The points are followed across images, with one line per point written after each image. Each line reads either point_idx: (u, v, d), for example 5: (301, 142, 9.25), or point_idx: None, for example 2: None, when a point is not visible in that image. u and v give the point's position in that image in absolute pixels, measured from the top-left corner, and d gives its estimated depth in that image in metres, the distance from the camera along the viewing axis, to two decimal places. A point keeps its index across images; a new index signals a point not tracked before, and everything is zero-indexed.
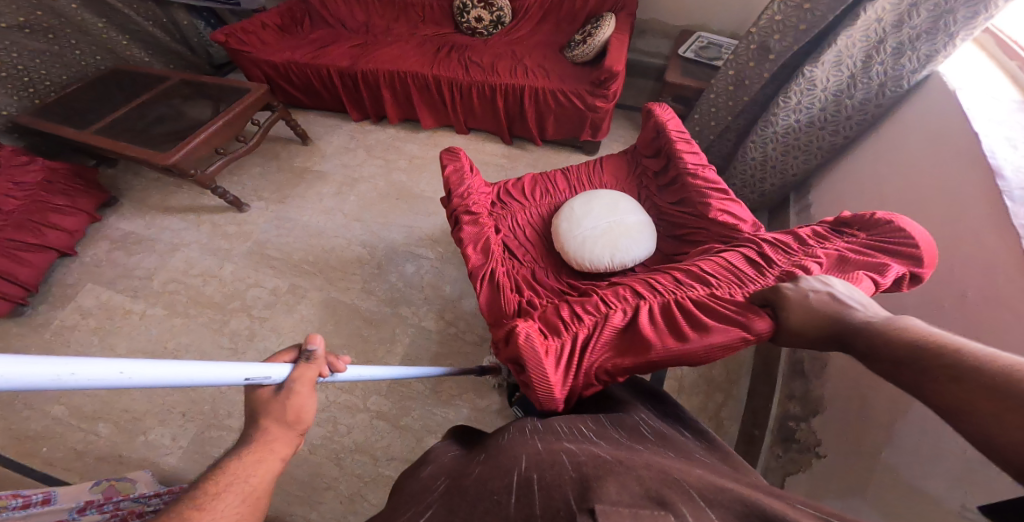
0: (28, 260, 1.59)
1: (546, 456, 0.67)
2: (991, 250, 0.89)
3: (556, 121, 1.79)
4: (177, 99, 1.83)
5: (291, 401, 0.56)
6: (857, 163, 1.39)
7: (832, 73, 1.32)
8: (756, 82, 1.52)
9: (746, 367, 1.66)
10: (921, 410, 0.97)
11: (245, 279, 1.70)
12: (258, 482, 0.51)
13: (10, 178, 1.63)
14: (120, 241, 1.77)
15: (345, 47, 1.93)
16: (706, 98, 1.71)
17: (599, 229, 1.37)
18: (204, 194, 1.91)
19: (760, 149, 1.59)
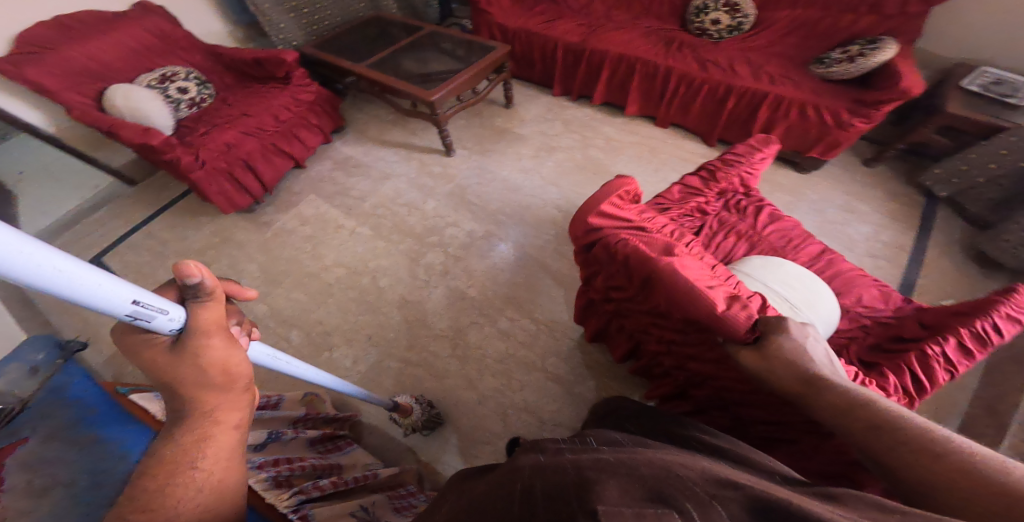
0: (275, 164, 1.85)
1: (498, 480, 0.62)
2: None
3: (785, 132, 1.69)
4: (420, 51, 2.07)
5: (213, 373, 0.49)
6: None
7: None
8: None
9: None
10: None
11: (445, 217, 1.77)
12: (202, 469, 0.48)
13: (292, 94, 1.90)
14: (341, 163, 2.02)
15: (571, 24, 1.98)
16: (999, 138, 1.41)
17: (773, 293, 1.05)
18: (414, 136, 2.10)
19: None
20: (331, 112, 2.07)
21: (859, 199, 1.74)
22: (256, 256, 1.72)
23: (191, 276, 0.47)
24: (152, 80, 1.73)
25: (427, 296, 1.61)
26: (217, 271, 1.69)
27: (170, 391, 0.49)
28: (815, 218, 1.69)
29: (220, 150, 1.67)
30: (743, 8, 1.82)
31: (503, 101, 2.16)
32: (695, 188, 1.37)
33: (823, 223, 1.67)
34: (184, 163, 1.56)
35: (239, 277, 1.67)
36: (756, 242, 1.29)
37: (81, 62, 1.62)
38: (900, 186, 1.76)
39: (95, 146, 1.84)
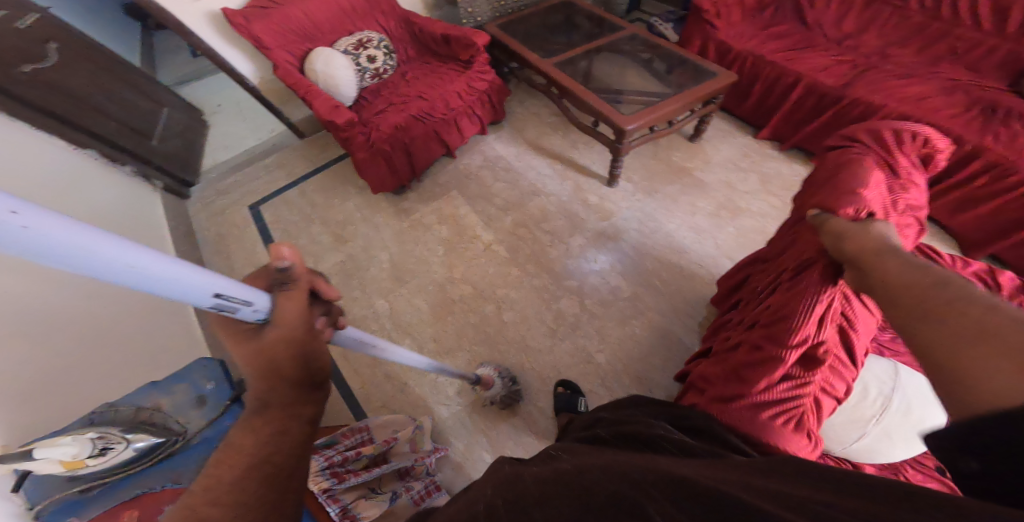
0: (430, 152, 1.77)
1: (508, 483, 0.57)
2: None
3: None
4: (618, 53, 1.84)
5: (278, 355, 0.42)
6: None
7: None
8: None
9: None
10: None
11: (590, 259, 1.56)
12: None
13: (469, 81, 1.78)
14: (491, 162, 1.89)
15: (828, 58, 1.71)
16: None
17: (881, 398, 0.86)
18: (575, 151, 1.89)
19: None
20: (495, 101, 1.92)
21: None
22: (388, 245, 1.67)
23: (281, 258, 0.42)
24: (349, 45, 1.77)
25: (553, 346, 1.41)
26: (353, 249, 1.67)
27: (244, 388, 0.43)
28: None
29: (388, 133, 1.61)
30: None
31: (689, 131, 1.87)
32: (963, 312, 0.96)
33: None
34: (354, 143, 1.59)
35: (372, 262, 1.63)
36: None
37: (299, 20, 1.71)
38: None
39: (285, 101, 2.01)
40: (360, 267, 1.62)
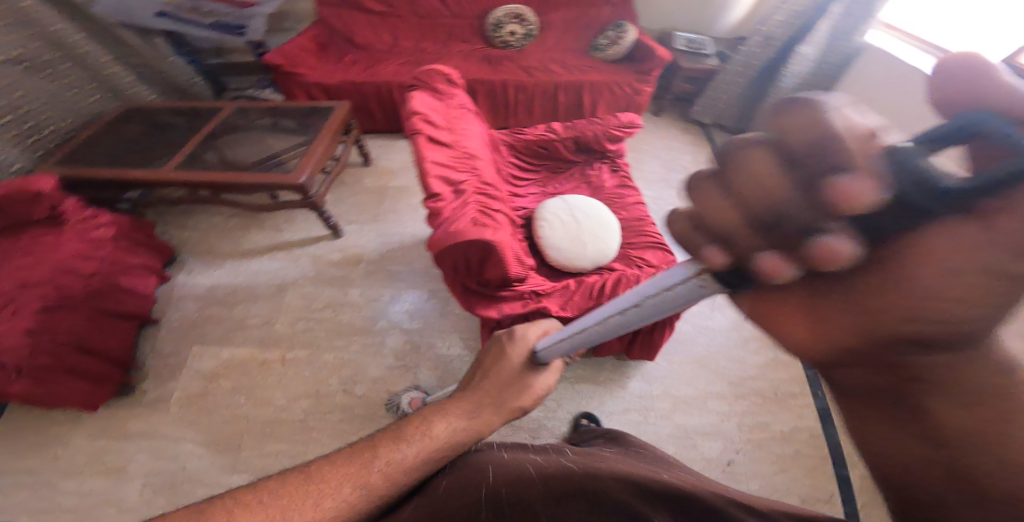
0: (116, 332, 1.43)
1: (523, 469, 0.56)
2: None
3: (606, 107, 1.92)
4: (243, 133, 1.81)
5: (512, 385, 0.69)
6: None
7: (816, 48, 1.74)
8: (759, 60, 1.87)
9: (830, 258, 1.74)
10: None
11: (377, 298, 1.71)
12: (391, 459, 0.56)
13: (84, 234, 1.41)
14: (210, 298, 1.69)
15: (395, 64, 2.03)
16: (718, 80, 2.01)
17: (568, 212, 1.19)
18: (281, 232, 1.91)
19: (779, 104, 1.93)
20: (154, 242, 1.69)
21: (674, 138, 2.21)
22: (183, 436, 1.38)
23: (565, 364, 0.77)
24: None
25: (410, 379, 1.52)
26: (147, 472, 1.32)
27: (477, 398, 0.66)
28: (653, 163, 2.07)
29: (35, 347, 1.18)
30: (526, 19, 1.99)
31: (360, 159, 2.14)
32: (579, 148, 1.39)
33: (652, 168, 2.05)
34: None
35: (181, 464, 1.33)
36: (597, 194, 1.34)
37: None
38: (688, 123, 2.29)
39: None
40: (173, 487, 1.29)
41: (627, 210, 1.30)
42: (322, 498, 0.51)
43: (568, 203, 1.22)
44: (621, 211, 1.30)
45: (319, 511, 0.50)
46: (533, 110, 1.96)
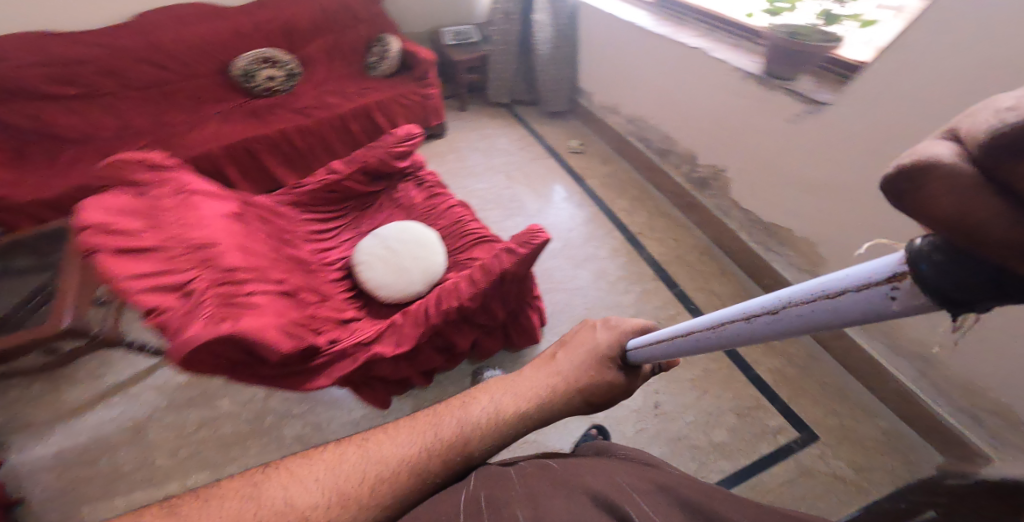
0: None
1: (509, 476, 0.51)
2: (697, 66, 1.52)
3: (408, 119, 1.88)
4: None
5: (588, 375, 0.64)
6: (592, 64, 1.98)
7: (547, 15, 1.88)
8: (513, 35, 1.98)
9: (644, 183, 1.94)
10: (735, 133, 1.48)
11: (249, 393, 1.32)
12: (455, 432, 0.51)
13: None
14: (61, 462, 1.16)
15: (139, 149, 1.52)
16: (492, 62, 2.08)
17: (381, 247, 1.23)
18: (71, 386, 1.32)
19: (546, 73, 2.03)
20: None
21: (486, 126, 2.19)
22: None
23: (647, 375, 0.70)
24: None
25: None
26: None
27: (540, 382, 0.61)
28: (475, 155, 2.03)
29: None
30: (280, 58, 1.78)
31: None
32: (371, 175, 1.35)
33: (479, 162, 2.01)
34: None
35: None
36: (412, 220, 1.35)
37: None
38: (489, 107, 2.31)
39: None
40: None
41: (444, 217, 1.34)
42: (398, 445, 0.48)
43: (379, 237, 1.26)
44: (439, 220, 1.34)
45: (366, 484, 0.45)
46: (333, 147, 1.78)
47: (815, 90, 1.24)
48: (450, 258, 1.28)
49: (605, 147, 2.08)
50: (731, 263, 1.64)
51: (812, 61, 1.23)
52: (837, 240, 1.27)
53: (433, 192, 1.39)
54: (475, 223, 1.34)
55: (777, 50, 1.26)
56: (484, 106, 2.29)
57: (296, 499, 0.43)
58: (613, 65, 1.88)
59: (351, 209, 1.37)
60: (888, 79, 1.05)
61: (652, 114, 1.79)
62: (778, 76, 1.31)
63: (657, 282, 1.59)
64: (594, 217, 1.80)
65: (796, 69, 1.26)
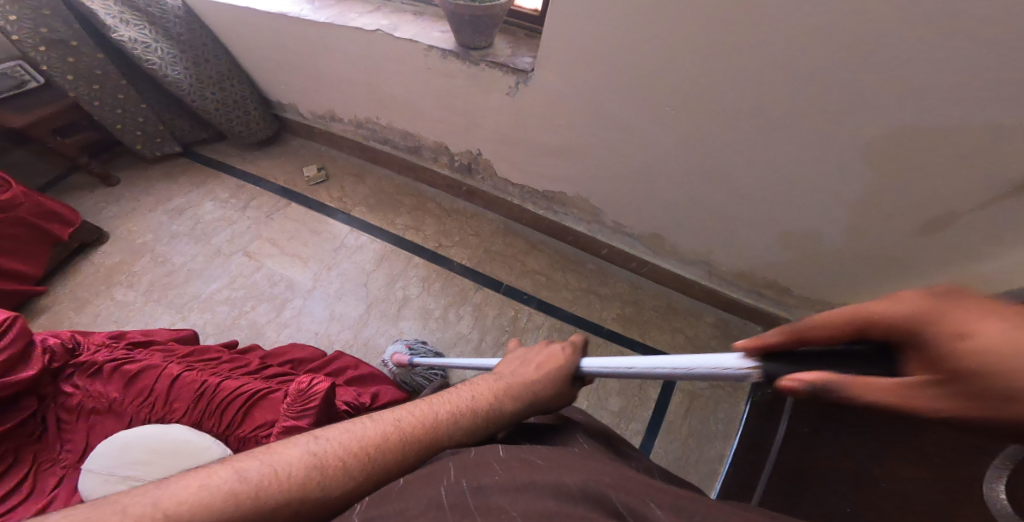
0: None
1: (496, 464, 0.45)
2: (394, 46, 1.28)
3: (4, 255, 1.10)
4: None
5: (558, 374, 0.64)
6: (262, 69, 1.53)
7: (136, 26, 1.29)
8: (106, 68, 1.34)
9: (405, 180, 1.68)
10: (476, 113, 1.36)
11: None
12: (432, 416, 0.52)
13: None
14: None
15: None
16: (99, 110, 1.38)
17: (121, 482, 0.70)
18: None
19: (204, 103, 1.49)
20: None
21: (165, 198, 1.48)
22: None
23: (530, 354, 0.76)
24: None
25: None
26: None
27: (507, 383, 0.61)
28: (180, 243, 1.38)
29: None
30: None
31: None
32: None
33: (193, 253, 1.37)
34: None
35: None
36: (127, 416, 0.80)
37: None
38: (151, 167, 1.58)
39: None
40: None
41: (181, 396, 0.84)
42: (318, 445, 0.45)
43: (101, 471, 0.70)
44: (175, 405, 0.83)
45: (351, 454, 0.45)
46: None
47: (514, 55, 1.22)
48: (233, 440, 0.83)
49: (351, 160, 1.71)
50: (533, 233, 1.63)
51: (495, 24, 1.15)
52: (607, 187, 1.36)
53: (134, 357, 0.87)
54: (233, 378, 0.90)
55: (458, 20, 1.13)
56: (138, 169, 1.56)
57: (273, 479, 0.41)
58: (287, 69, 1.50)
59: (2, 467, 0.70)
60: (581, 43, 1.04)
61: (378, 114, 1.53)
62: (475, 47, 1.21)
63: (481, 290, 1.48)
64: (384, 254, 1.49)
65: (487, 35, 1.17)
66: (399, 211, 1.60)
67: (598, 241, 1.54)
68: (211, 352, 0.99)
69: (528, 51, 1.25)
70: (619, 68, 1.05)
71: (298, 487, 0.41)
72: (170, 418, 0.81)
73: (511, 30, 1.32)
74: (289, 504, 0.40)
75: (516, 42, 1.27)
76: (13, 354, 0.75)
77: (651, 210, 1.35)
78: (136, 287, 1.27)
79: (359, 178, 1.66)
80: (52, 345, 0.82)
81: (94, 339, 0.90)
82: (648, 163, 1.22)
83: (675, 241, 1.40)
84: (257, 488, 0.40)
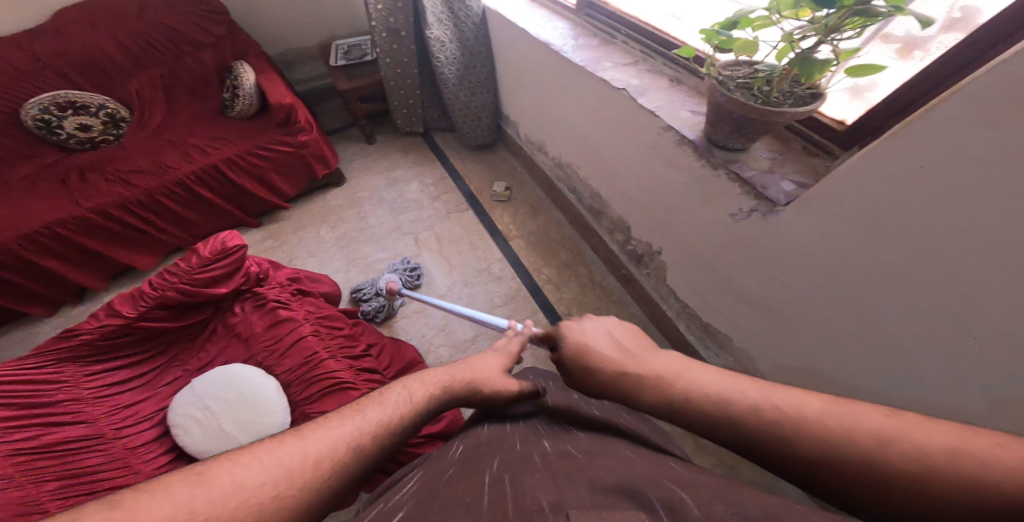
0: None
1: (533, 461, 0.51)
2: (615, 113, 1.21)
3: (280, 174, 1.53)
4: None
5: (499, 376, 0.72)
6: (511, 87, 1.64)
7: (445, 28, 1.51)
8: (411, 57, 1.63)
9: (572, 233, 1.64)
10: (674, 211, 1.19)
11: None
12: (376, 424, 0.48)
13: None
14: None
15: None
16: (391, 86, 1.71)
17: (199, 410, 0.87)
18: None
19: (455, 101, 1.71)
20: None
21: (394, 167, 1.78)
22: None
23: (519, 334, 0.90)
24: None
25: None
26: None
27: (451, 370, 0.65)
28: (380, 207, 1.65)
29: None
30: (90, 101, 1.41)
31: None
32: (185, 302, 0.99)
33: (382, 221, 1.61)
34: None
35: None
36: (252, 346, 1.00)
37: None
38: (398, 139, 1.92)
39: None
40: None
41: (292, 355, 0.99)
42: (246, 471, 0.38)
43: (197, 394, 0.88)
44: (284, 360, 0.98)
45: (297, 475, 0.39)
46: (182, 216, 1.40)
47: (771, 172, 0.94)
48: (296, 410, 0.93)
49: (535, 192, 1.75)
50: (669, 351, 1.37)
51: (767, 132, 0.89)
52: (800, 357, 1.02)
53: (287, 302, 1.09)
54: (338, 356, 1.02)
55: (720, 113, 0.91)
56: (391, 136, 1.92)
57: (207, 506, 0.35)
58: (527, 94, 1.57)
59: (165, 344, 0.99)
60: (835, 197, 0.79)
61: (577, 164, 1.49)
62: (724, 146, 0.97)
63: None
64: (516, 294, 1.48)
65: (747, 139, 0.92)
66: (550, 261, 1.57)
67: None
68: (339, 320, 1.13)
69: (795, 172, 0.93)
70: (873, 236, 0.77)
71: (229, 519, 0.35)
72: (277, 366, 0.98)
73: (788, 135, 1.00)
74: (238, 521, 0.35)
75: (783, 154, 0.97)
76: (224, 272, 1.03)
77: None
78: (336, 230, 1.57)
79: (534, 212, 1.69)
80: (251, 273, 1.09)
81: (278, 276, 1.15)
82: (865, 362, 0.89)
83: None
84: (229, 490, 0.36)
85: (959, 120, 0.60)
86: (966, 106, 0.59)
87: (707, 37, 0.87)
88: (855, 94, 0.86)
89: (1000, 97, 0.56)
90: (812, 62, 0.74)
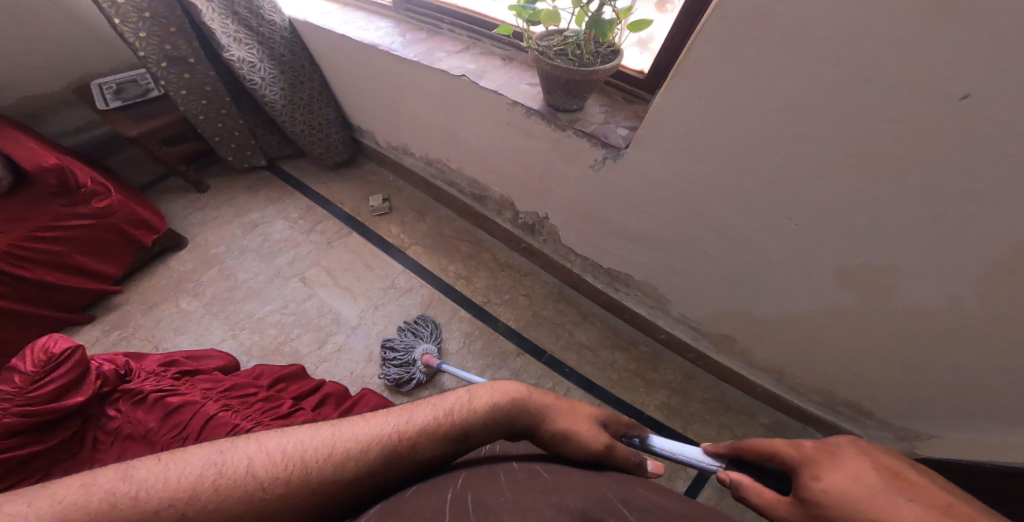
0: None
1: (498, 479, 0.52)
2: (460, 100, 1.27)
3: (88, 253, 1.21)
4: None
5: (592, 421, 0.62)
6: (349, 94, 1.56)
7: (247, 46, 1.35)
8: (216, 83, 1.42)
9: (464, 225, 1.67)
10: (551, 180, 1.30)
11: None
12: (418, 426, 0.52)
13: None
14: None
15: None
16: (203, 122, 1.47)
17: None
18: None
19: (292, 123, 1.55)
20: None
21: (244, 211, 1.56)
22: None
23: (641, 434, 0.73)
24: None
25: None
26: None
27: (534, 394, 0.60)
28: (246, 257, 1.43)
29: None
30: None
31: None
32: (41, 423, 0.79)
33: (256, 272, 1.40)
34: None
35: None
36: (154, 441, 0.82)
37: None
38: (237, 178, 1.68)
39: None
40: None
41: (209, 436, 0.83)
42: (302, 444, 0.48)
43: None
44: (201, 444, 0.81)
45: (331, 456, 0.47)
46: None
47: (607, 123, 1.10)
48: None
49: (416, 196, 1.72)
50: (585, 302, 1.51)
51: (592, 89, 1.03)
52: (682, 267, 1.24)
53: (178, 385, 0.91)
54: (266, 421, 0.87)
55: (550, 80, 1.02)
56: (226, 178, 1.67)
57: (256, 474, 0.44)
58: (371, 100, 1.52)
59: (48, 472, 0.79)
60: (665, 134, 0.96)
61: (447, 158, 1.51)
62: (564, 109, 1.10)
63: (523, 356, 1.37)
64: (432, 301, 1.45)
65: (579, 98, 1.06)
66: (452, 257, 1.57)
67: (655, 325, 1.39)
68: (250, 387, 0.97)
69: (624, 118, 1.12)
70: (702, 161, 0.96)
71: (267, 482, 0.44)
72: None
73: (610, 91, 1.17)
74: (271, 486, 0.44)
75: (612, 106, 1.15)
76: (69, 379, 0.83)
77: (718, 301, 1.20)
78: (200, 298, 1.31)
79: (416, 214, 1.66)
80: (106, 373, 0.88)
81: (149, 366, 0.95)
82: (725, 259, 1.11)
83: (747, 344, 1.24)
84: (209, 477, 0.43)
85: (717, 59, 0.80)
86: (711, 43, 0.79)
87: (518, 13, 0.98)
88: (641, 47, 1.06)
89: (737, 27, 0.75)
90: (603, 22, 0.90)
